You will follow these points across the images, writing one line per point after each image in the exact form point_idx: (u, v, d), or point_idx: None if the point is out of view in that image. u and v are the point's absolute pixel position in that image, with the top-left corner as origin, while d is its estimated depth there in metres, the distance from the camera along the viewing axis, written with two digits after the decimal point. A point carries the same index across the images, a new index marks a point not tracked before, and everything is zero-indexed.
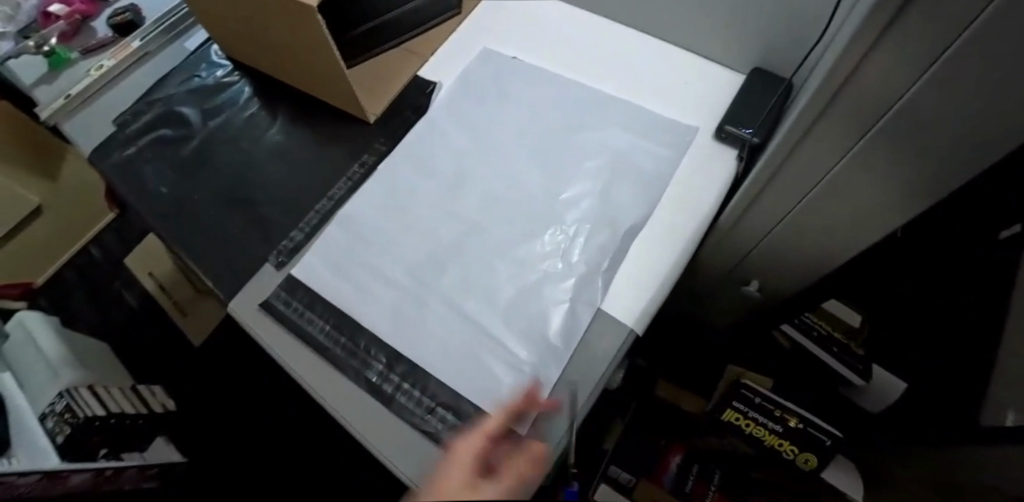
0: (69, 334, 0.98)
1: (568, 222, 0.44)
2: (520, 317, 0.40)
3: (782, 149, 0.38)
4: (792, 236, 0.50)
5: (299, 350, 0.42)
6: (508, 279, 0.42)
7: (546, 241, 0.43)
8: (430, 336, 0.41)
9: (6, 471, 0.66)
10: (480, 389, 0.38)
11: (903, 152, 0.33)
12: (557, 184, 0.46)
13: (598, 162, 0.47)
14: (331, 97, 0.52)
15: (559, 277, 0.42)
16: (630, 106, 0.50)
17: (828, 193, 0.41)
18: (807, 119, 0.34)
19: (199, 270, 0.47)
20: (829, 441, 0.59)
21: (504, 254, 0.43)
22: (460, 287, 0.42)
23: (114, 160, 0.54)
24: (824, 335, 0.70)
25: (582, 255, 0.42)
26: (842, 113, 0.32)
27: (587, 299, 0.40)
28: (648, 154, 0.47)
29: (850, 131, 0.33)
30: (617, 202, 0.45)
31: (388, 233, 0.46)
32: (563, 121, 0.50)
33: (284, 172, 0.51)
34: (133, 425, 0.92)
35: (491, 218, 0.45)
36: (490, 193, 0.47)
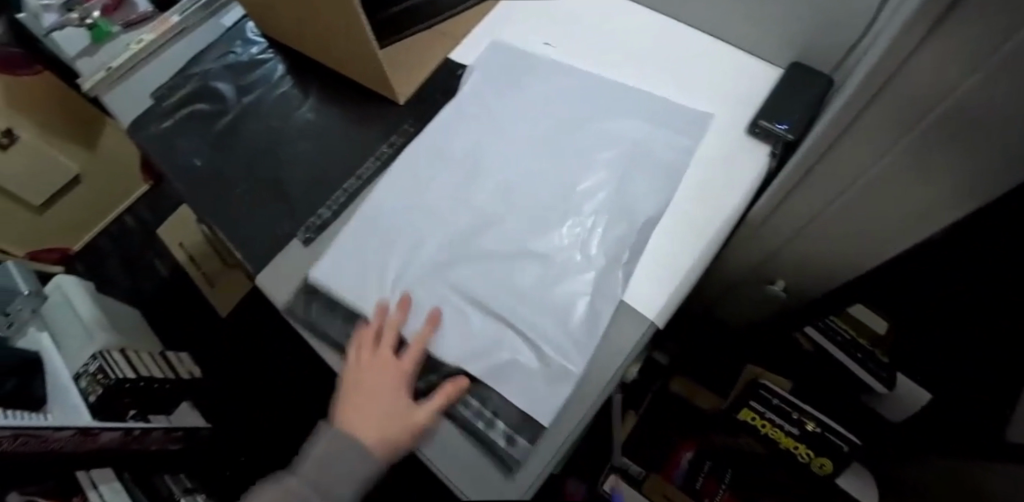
0: (102, 299, 1.02)
1: (584, 213, 0.43)
2: (538, 308, 0.39)
3: (825, 140, 0.37)
4: (823, 233, 0.49)
5: (325, 324, 0.43)
6: (525, 270, 0.41)
7: (564, 234, 0.42)
8: (444, 321, 0.40)
9: (42, 426, 0.69)
10: (496, 378, 0.38)
11: (952, 151, 0.32)
12: (573, 176, 0.45)
13: (613, 154, 0.45)
14: (362, 78, 0.53)
15: (580, 269, 0.41)
16: (649, 99, 0.49)
17: (869, 188, 0.40)
18: (852, 111, 0.33)
19: (230, 242, 0.48)
20: (846, 448, 0.60)
21: (518, 246, 0.42)
22: (476, 280, 0.41)
23: (151, 132, 0.55)
24: (848, 340, 0.68)
25: (601, 247, 0.41)
26: (889, 106, 0.31)
27: (609, 291, 0.40)
28: (670, 147, 0.45)
29: (897, 124, 0.32)
30: (633, 194, 0.43)
31: (405, 220, 0.44)
32: (575, 113, 0.49)
33: (314, 150, 0.52)
34: (161, 390, 0.95)
35: (505, 213, 0.44)
36: (505, 186, 0.45)
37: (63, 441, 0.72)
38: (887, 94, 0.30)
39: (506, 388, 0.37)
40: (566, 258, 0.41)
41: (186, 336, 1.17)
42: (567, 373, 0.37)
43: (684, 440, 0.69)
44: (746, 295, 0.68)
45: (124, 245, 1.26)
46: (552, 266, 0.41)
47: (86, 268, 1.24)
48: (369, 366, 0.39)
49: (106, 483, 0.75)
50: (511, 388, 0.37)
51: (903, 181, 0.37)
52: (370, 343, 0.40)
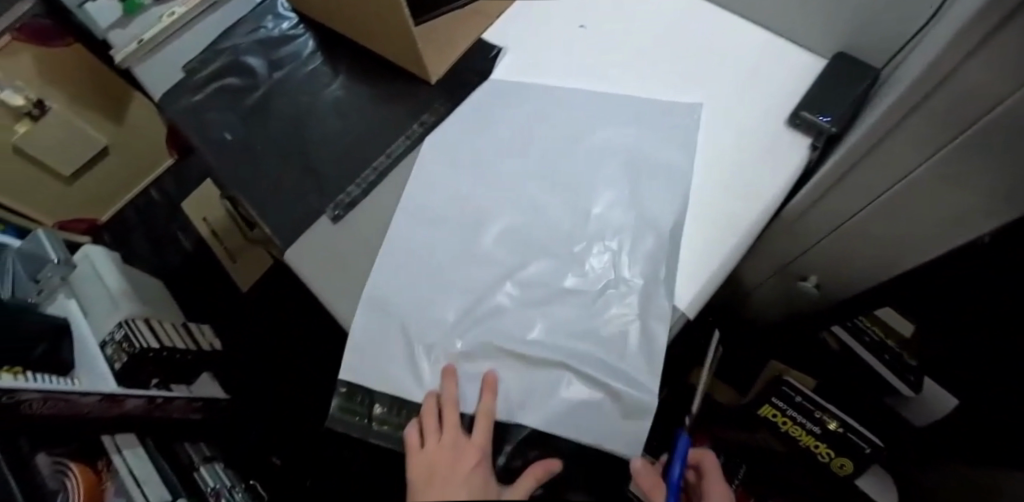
0: (127, 270, 1.04)
1: (606, 239, 0.42)
2: (577, 329, 0.39)
3: (876, 131, 0.36)
4: (862, 231, 0.48)
5: (351, 299, 0.43)
6: (559, 294, 0.41)
7: (594, 262, 0.42)
8: (478, 328, 0.40)
9: (70, 390, 0.71)
10: (540, 400, 0.37)
11: (1002, 158, 0.31)
12: (584, 201, 0.45)
13: (617, 170, 0.46)
14: (395, 56, 0.52)
15: (620, 295, 0.40)
16: (664, 114, 0.47)
17: (912, 189, 0.39)
18: (904, 108, 0.33)
19: (259, 216, 0.49)
20: (868, 449, 0.59)
21: (547, 283, 0.41)
22: (512, 321, 0.40)
23: (182, 104, 0.56)
24: (876, 342, 0.68)
25: (635, 269, 0.40)
26: (943, 104, 0.30)
27: (660, 311, 0.38)
28: (682, 162, 0.45)
29: (946, 125, 0.32)
30: (648, 202, 0.43)
31: (428, 255, 0.44)
32: (580, 131, 0.48)
33: (344, 128, 0.52)
34: (183, 361, 0.96)
35: (529, 257, 0.43)
36: (521, 229, 0.44)
37: (91, 407, 0.74)
38: (942, 92, 0.30)
39: (585, 433, 0.36)
40: (604, 291, 0.40)
41: (207, 308, 1.19)
42: (644, 401, 0.36)
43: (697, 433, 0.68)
44: (774, 288, 0.67)
45: (148, 217, 1.28)
46: (591, 305, 0.40)
47: (112, 239, 1.27)
48: (437, 449, 0.34)
49: (130, 448, 0.78)
50: (591, 431, 0.36)
51: (942, 185, 0.37)
52: (432, 426, 0.35)
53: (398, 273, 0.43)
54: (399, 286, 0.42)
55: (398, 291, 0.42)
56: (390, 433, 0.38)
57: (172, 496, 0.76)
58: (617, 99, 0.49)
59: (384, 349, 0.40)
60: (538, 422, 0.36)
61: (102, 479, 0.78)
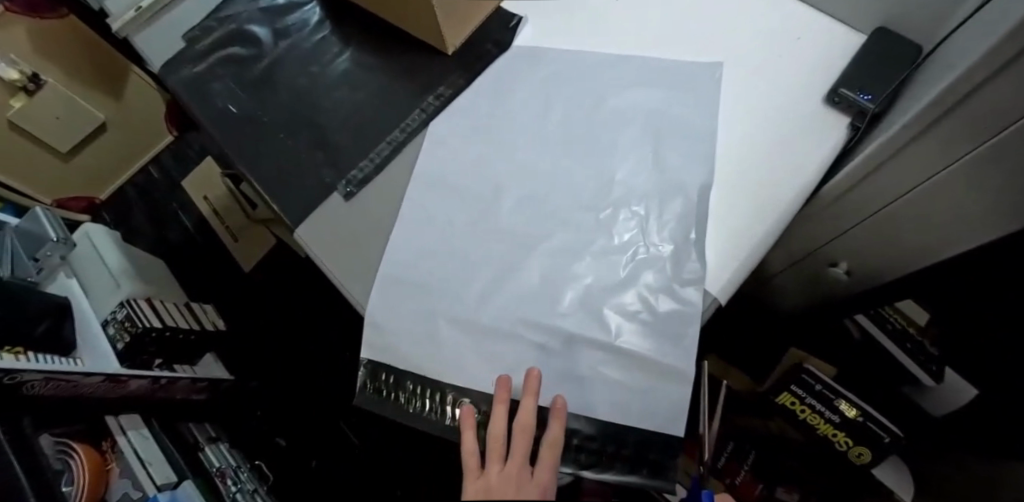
0: (128, 249, 1.02)
1: (632, 203, 0.40)
2: (599, 297, 0.37)
3: (915, 124, 0.35)
4: (898, 217, 0.46)
5: (367, 280, 0.41)
6: (580, 262, 0.39)
7: (620, 229, 0.39)
8: (498, 300, 0.38)
9: (72, 370, 0.70)
10: (566, 369, 0.36)
11: None
12: (606, 166, 0.42)
13: (641, 132, 0.43)
14: (410, 26, 0.49)
15: (649, 268, 0.38)
16: (691, 77, 0.45)
17: (967, 171, 0.37)
18: (961, 89, 0.31)
19: (266, 192, 0.46)
20: (888, 438, 0.57)
21: (568, 252, 0.39)
22: (536, 293, 0.38)
23: (184, 76, 0.53)
24: (897, 330, 0.67)
25: (664, 234, 0.39)
26: (1009, 85, 0.28)
27: (693, 276, 0.36)
28: (711, 128, 0.42)
29: (1010, 107, 0.30)
30: (674, 166, 0.41)
31: (446, 234, 0.42)
32: (601, 94, 0.46)
33: (355, 101, 0.49)
34: (186, 340, 0.94)
35: (551, 226, 0.41)
36: (542, 197, 0.42)
37: (93, 387, 0.73)
38: (1009, 71, 0.27)
39: (617, 408, 0.34)
40: (633, 256, 0.38)
41: (211, 289, 1.17)
42: (680, 378, 0.34)
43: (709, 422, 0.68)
44: (797, 275, 0.65)
45: (148, 197, 1.25)
46: (619, 274, 0.38)
47: (111, 217, 1.24)
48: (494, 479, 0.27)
49: (135, 428, 0.78)
50: (626, 408, 0.34)
51: (1003, 166, 0.35)
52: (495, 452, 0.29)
53: (418, 252, 0.41)
54: (418, 266, 0.40)
55: (418, 270, 0.40)
56: (416, 413, 0.37)
57: (178, 478, 0.75)
58: (642, 62, 0.47)
59: (403, 333, 0.38)
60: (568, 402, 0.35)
61: (108, 460, 0.77)
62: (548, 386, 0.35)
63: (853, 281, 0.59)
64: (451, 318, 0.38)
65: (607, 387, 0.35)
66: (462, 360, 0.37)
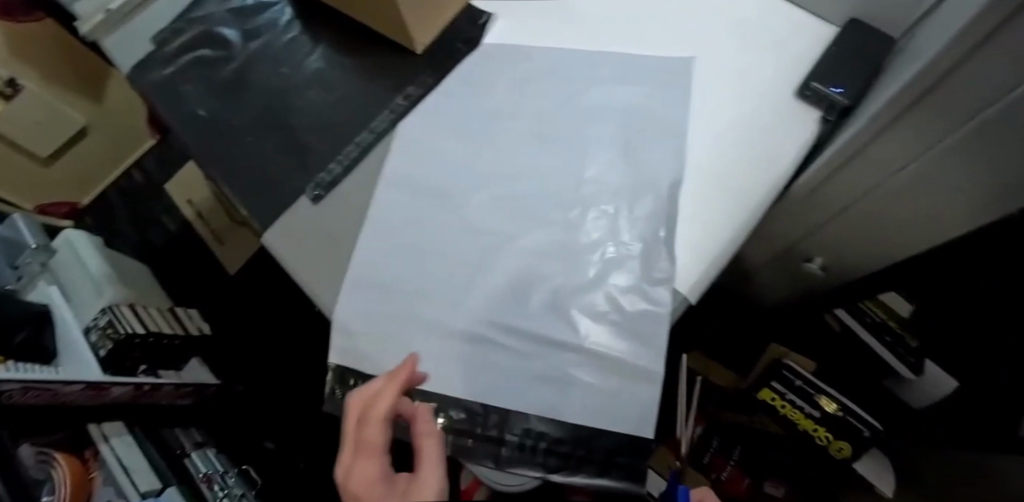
0: (110, 254, 1.00)
1: (602, 202, 0.40)
2: (569, 297, 0.37)
3: (880, 120, 0.35)
4: (871, 210, 0.46)
5: (336, 284, 0.40)
6: (549, 262, 0.38)
7: (590, 227, 0.39)
8: (468, 301, 0.38)
9: (51, 379, 0.68)
10: (534, 372, 0.35)
11: (1013, 139, 0.30)
12: (577, 164, 0.42)
13: (612, 129, 0.43)
14: (378, 25, 0.49)
15: (618, 267, 0.37)
16: (663, 72, 0.45)
17: (936, 164, 0.37)
18: (923, 83, 0.30)
19: (236, 197, 0.46)
20: (868, 432, 0.58)
21: (538, 252, 0.39)
22: (505, 293, 0.38)
23: (153, 78, 0.52)
24: (877, 322, 0.68)
25: (634, 232, 0.38)
26: (969, 80, 0.28)
27: (663, 276, 0.36)
28: (682, 124, 0.42)
29: (973, 101, 0.29)
30: (645, 164, 0.41)
31: (415, 235, 0.41)
32: (571, 91, 0.45)
33: (326, 102, 0.49)
34: (170, 346, 0.94)
35: (521, 226, 0.40)
36: (512, 198, 0.41)
37: (75, 395, 0.72)
38: (967, 66, 0.27)
39: (585, 409, 0.34)
40: (602, 256, 0.38)
41: (197, 293, 1.17)
42: (648, 379, 0.34)
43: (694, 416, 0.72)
44: (777, 271, 0.65)
45: (132, 201, 1.24)
46: (588, 274, 0.38)
47: (95, 223, 1.23)
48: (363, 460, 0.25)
49: (117, 435, 0.76)
50: (594, 408, 0.34)
51: (968, 161, 0.34)
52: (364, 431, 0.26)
53: (388, 255, 0.40)
54: (387, 270, 0.40)
55: (388, 274, 0.40)
56: None
57: (162, 485, 0.74)
58: (613, 58, 0.46)
59: (370, 337, 0.38)
60: (536, 406, 0.34)
61: (90, 469, 0.76)
62: (517, 389, 0.35)
63: (833, 275, 0.59)
64: (420, 321, 0.38)
65: (577, 390, 0.34)
66: (430, 363, 0.36)
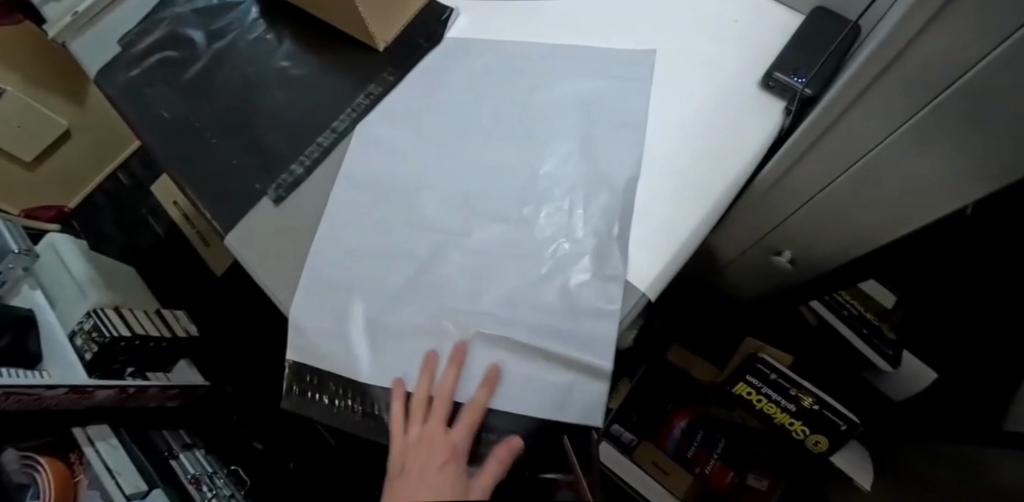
0: (95, 257, 0.99)
1: (557, 197, 0.40)
2: (524, 292, 0.37)
3: (838, 103, 0.35)
4: (838, 200, 0.46)
5: (293, 281, 0.40)
6: (512, 255, 0.38)
7: (544, 223, 0.39)
8: (422, 297, 0.38)
9: (35, 383, 0.66)
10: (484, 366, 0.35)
11: (968, 121, 0.30)
12: (535, 160, 0.42)
13: (574, 124, 0.43)
14: (339, 22, 0.48)
15: (572, 260, 0.37)
16: (625, 68, 0.45)
17: (900, 147, 0.36)
18: (879, 63, 0.30)
19: (200, 200, 0.45)
20: (844, 426, 0.57)
21: (491, 247, 0.39)
22: (458, 288, 0.38)
23: (119, 82, 0.51)
24: (853, 314, 0.74)
25: (588, 228, 0.39)
26: (922, 59, 0.28)
27: (614, 270, 0.36)
28: (641, 121, 0.43)
29: (926, 81, 0.29)
30: (604, 159, 0.41)
31: (373, 230, 0.41)
32: (531, 88, 0.46)
33: (291, 102, 0.48)
34: (156, 348, 0.91)
35: (475, 223, 0.40)
36: (470, 193, 0.41)
37: (57, 399, 0.69)
38: (920, 44, 0.27)
39: (532, 406, 0.34)
40: (555, 252, 0.38)
41: (184, 295, 1.16)
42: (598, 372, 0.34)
43: (680, 409, 0.74)
44: (753, 262, 0.65)
45: (118, 204, 1.24)
46: (542, 268, 0.38)
47: (82, 226, 1.22)
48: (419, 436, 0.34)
49: (104, 438, 0.75)
50: (542, 404, 0.34)
51: (927, 147, 0.34)
52: (420, 415, 0.34)
53: (352, 253, 0.40)
54: (349, 268, 0.40)
55: (350, 271, 0.40)
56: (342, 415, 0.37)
57: (148, 487, 0.73)
58: (574, 53, 0.47)
59: (321, 332, 0.38)
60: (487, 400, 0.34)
61: (75, 472, 0.74)
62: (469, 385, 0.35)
63: (806, 267, 0.60)
64: (374, 316, 0.38)
65: (524, 385, 0.34)
66: (380, 357, 0.37)
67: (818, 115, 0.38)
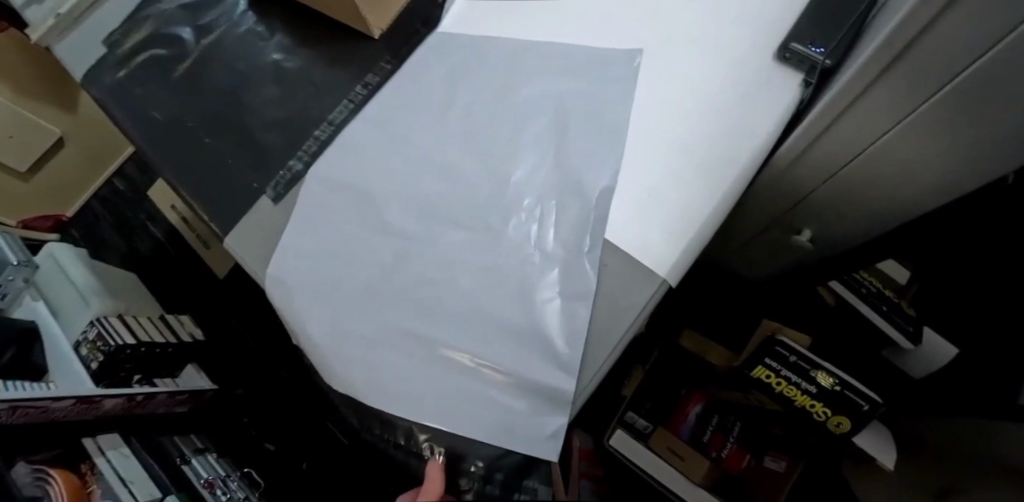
0: (97, 267, 0.96)
1: (526, 206, 0.39)
2: (509, 283, 0.37)
3: (849, 91, 0.34)
4: (857, 176, 0.45)
5: (285, 277, 0.39)
6: (512, 242, 0.38)
7: (513, 225, 0.38)
8: (405, 286, 0.38)
9: (41, 395, 0.66)
10: (456, 379, 0.35)
11: (998, 94, 0.29)
12: (503, 167, 0.41)
13: (547, 127, 0.42)
14: (334, 11, 0.47)
15: (539, 272, 0.37)
16: (609, 67, 0.44)
17: (917, 125, 0.35)
18: (896, 47, 0.29)
19: (193, 201, 0.43)
20: (867, 406, 0.56)
21: (477, 239, 0.38)
22: (427, 290, 0.37)
23: (106, 83, 0.48)
24: (873, 292, 0.72)
25: (558, 240, 0.37)
26: (946, 35, 0.27)
27: (580, 288, 0.36)
28: (621, 123, 0.41)
29: (950, 58, 0.28)
30: (582, 162, 0.40)
31: (363, 223, 0.40)
32: (506, 87, 0.44)
33: (283, 98, 0.46)
34: (163, 354, 0.90)
35: (443, 225, 0.39)
36: (436, 201, 0.40)
37: (64, 411, 0.70)
38: (946, 20, 0.26)
39: (484, 417, 0.34)
40: (536, 246, 0.37)
41: (187, 299, 1.15)
42: (561, 394, 0.34)
43: (692, 394, 0.76)
44: (769, 239, 0.64)
45: (117, 210, 1.22)
46: (508, 282, 0.37)
47: (81, 234, 1.21)
48: None
49: (114, 448, 0.73)
50: (500, 416, 0.34)
51: (951, 122, 0.33)
52: None
53: (354, 250, 0.39)
54: (351, 264, 0.39)
55: (345, 266, 0.39)
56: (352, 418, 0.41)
57: (163, 494, 0.72)
58: (560, 49, 0.46)
59: (298, 316, 0.38)
60: (439, 412, 0.34)
61: (88, 482, 0.72)
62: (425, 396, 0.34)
63: (825, 241, 0.59)
64: (358, 306, 0.37)
65: (488, 401, 0.34)
66: (342, 352, 0.37)
67: (823, 107, 0.37)
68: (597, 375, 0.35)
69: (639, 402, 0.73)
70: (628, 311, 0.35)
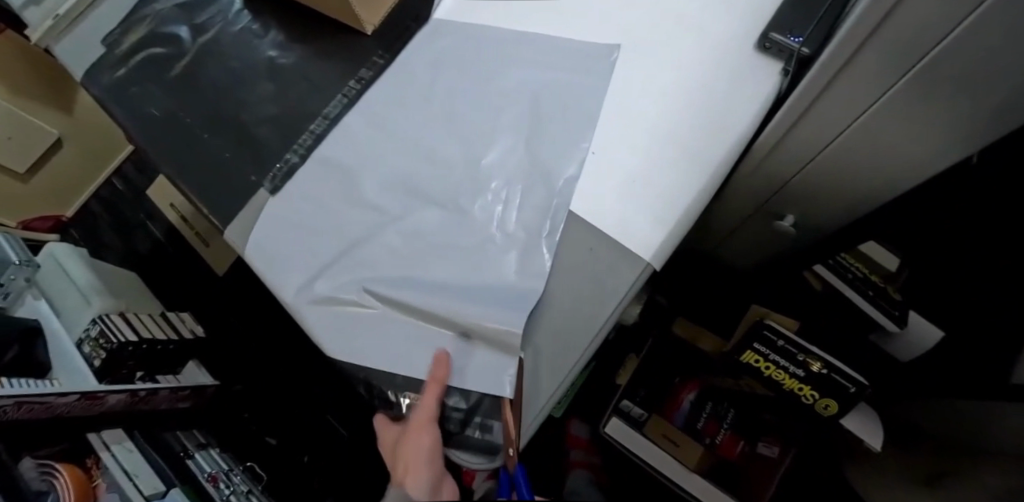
0: (98, 266, 0.97)
1: (493, 189, 0.41)
2: (473, 259, 0.38)
3: (830, 67, 0.35)
4: (837, 160, 0.46)
5: (280, 266, 0.40)
6: (479, 222, 0.39)
7: (478, 204, 0.40)
8: (372, 260, 0.39)
9: (45, 391, 0.67)
10: (415, 348, 0.36)
11: (968, 75, 0.30)
12: (476, 151, 0.42)
13: (520, 114, 0.43)
14: (328, 9, 0.48)
15: (501, 250, 0.38)
16: (591, 61, 0.45)
17: (893, 104, 0.36)
18: (870, 24, 0.30)
19: (190, 195, 0.44)
20: (852, 388, 0.57)
21: (447, 221, 0.40)
22: (398, 266, 0.38)
23: (103, 82, 0.49)
24: (858, 278, 0.74)
25: (520, 222, 0.39)
26: (914, 17, 0.27)
27: (536, 271, 0.37)
28: (591, 109, 0.42)
29: (921, 37, 0.29)
30: (549, 149, 0.41)
31: (355, 213, 0.41)
32: (489, 79, 0.45)
33: (278, 95, 0.47)
34: (164, 351, 0.91)
35: (413, 206, 0.41)
36: (415, 186, 0.41)
37: (69, 407, 0.70)
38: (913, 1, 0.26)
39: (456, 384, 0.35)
40: (498, 223, 0.39)
41: (187, 298, 1.16)
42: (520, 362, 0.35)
43: (686, 382, 0.77)
44: (757, 228, 0.65)
45: (117, 211, 1.23)
46: (472, 258, 0.38)
47: (81, 235, 1.22)
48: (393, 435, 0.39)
49: (118, 443, 0.74)
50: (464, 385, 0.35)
51: (924, 102, 0.34)
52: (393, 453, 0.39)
53: (346, 237, 0.40)
54: (344, 251, 0.39)
55: (336, 253, 0.40)
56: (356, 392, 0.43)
57: (166, 487, 0.73)
58: (544, 43, 0.47)
59: (290, 299, 0.38)
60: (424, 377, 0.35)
61: (93, 476, 0.74)
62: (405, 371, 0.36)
63: (809, 226, 0.60)
64: (332, 283, 0.38)
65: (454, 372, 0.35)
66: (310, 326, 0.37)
67: (810, 78, 0.37)
68: (582, 358, 0.37)
69: (637, 388, 0.74)
70: (609, 297, 0.37)
